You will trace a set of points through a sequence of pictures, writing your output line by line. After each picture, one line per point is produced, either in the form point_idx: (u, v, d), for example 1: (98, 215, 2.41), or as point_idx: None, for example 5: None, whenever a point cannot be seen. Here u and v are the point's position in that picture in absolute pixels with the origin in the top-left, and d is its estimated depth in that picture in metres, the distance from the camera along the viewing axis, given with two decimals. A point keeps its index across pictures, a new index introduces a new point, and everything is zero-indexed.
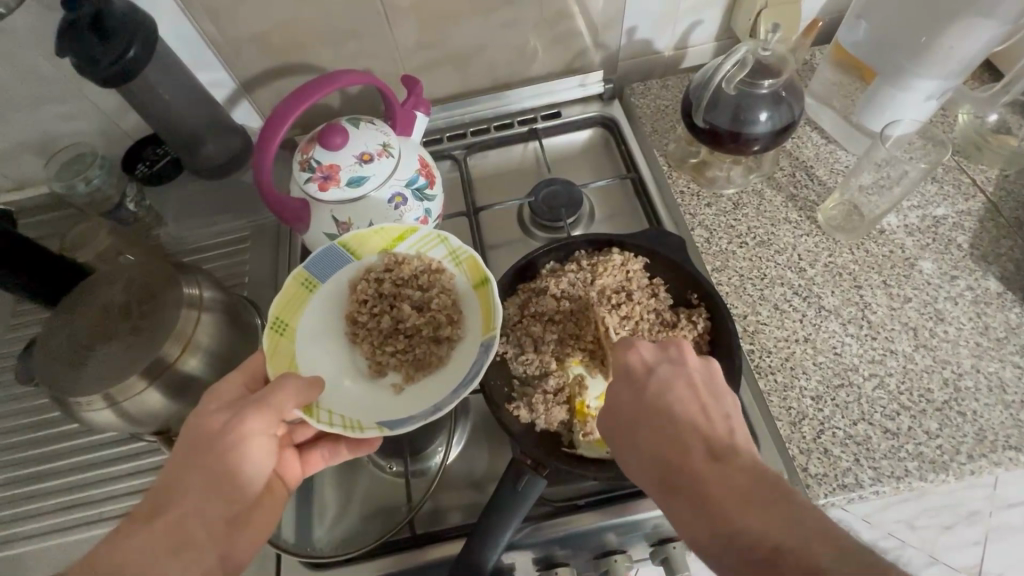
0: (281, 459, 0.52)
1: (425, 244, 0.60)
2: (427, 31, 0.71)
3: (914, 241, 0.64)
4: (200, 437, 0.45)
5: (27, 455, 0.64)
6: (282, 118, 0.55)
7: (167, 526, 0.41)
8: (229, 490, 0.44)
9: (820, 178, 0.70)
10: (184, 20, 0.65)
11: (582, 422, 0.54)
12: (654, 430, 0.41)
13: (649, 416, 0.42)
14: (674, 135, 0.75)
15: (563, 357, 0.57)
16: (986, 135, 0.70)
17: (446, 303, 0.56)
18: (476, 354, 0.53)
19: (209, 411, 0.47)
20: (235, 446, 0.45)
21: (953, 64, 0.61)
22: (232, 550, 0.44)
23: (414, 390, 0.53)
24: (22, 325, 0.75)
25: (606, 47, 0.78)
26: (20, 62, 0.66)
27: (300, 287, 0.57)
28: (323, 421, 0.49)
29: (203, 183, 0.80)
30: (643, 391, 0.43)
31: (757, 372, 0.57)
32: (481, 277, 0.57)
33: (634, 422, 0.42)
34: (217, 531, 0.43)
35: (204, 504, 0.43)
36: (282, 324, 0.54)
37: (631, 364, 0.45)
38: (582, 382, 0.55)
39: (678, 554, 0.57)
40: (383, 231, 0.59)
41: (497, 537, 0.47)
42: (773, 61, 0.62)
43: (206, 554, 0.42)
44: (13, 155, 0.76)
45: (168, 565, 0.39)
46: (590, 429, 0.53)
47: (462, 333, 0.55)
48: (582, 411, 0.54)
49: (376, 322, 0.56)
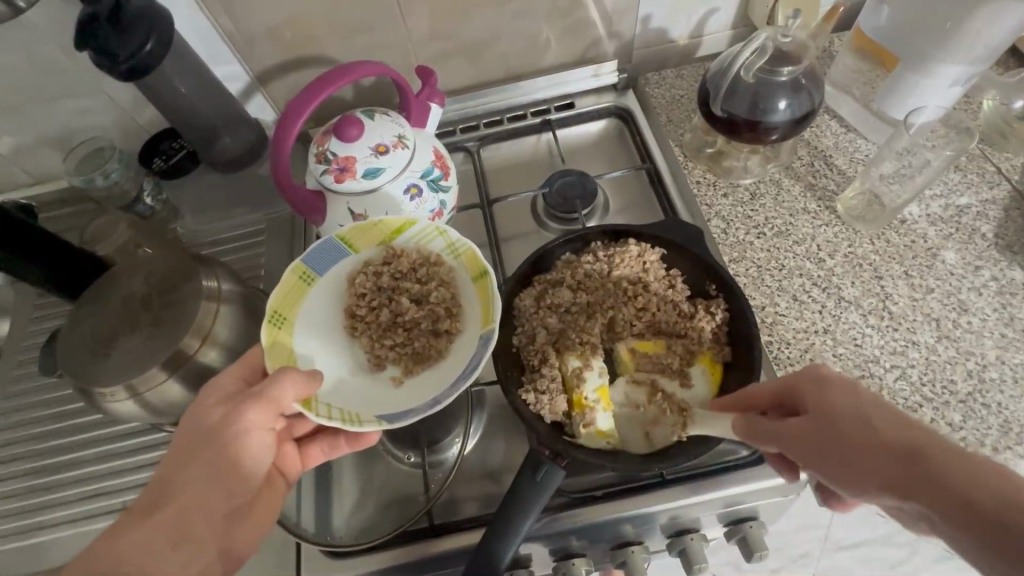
0: (281, 452, 0.54)
1: (424, 236, 0.59)
2: (439, 22, 0.71)
3: (937, 231, 0.63)
4: (201, 432, 0.46)
5: (51, 445, 0.65)
6: (298, 111, 0.55)
7: (172, 516, 0.43)
8: (231, 484, 0.46)
9: (839, 168, 0.69)
10: (198, 13, 0.65)
11: (580, 413, 0.53)
12: (880, 435, 0.35)
13: (874, 420, 0.36)
14: (689, 126, 0.74)
15: (552, 345, 0.57)
16: (1011, 122, 0.68)
17: (445, 296, 0.56)
18: (475, 347, 0.52)
19: (207, 406, 0.48)
20: (236, 440, 0.46)
21: (978, 49, 0.59)
22: (229, 543, 0.47)
23: (414, 383, 0.53)
24: (44, 318, 0.76)
25: (620, 36, 0.78)
26: (39, 58, 0.66)
27: (298, 280, 0.56)
28: (321, 415, 0.49)
29: (219, 177, 0.81)
30: (856, 393, 0.38)
31: (776, 363, 0.57)
32: (480, 269, 0.56)
33: (850, 427, 0.36)
34: (217, 524, 0.46)
35: (204, 498, 0.45)
36: (280, 316, 0.54)
37: (830, 372, 0.40)
38: (581, 374, 0.54)
39: (696, 545, 0.57)
40: (382, 224, 0.58)
41: (517, 529, 0.47)
42: (794, 49, 0.61)
43: (207, 547, 0.45)
44: (33, 150, 0.77)
45: (169, 557, 0.41)
46: (590, 419, 0.52)
47: (461, 327, 0.55)
48: (580, 403, 0.53)
49: (375, 314, 0.57)
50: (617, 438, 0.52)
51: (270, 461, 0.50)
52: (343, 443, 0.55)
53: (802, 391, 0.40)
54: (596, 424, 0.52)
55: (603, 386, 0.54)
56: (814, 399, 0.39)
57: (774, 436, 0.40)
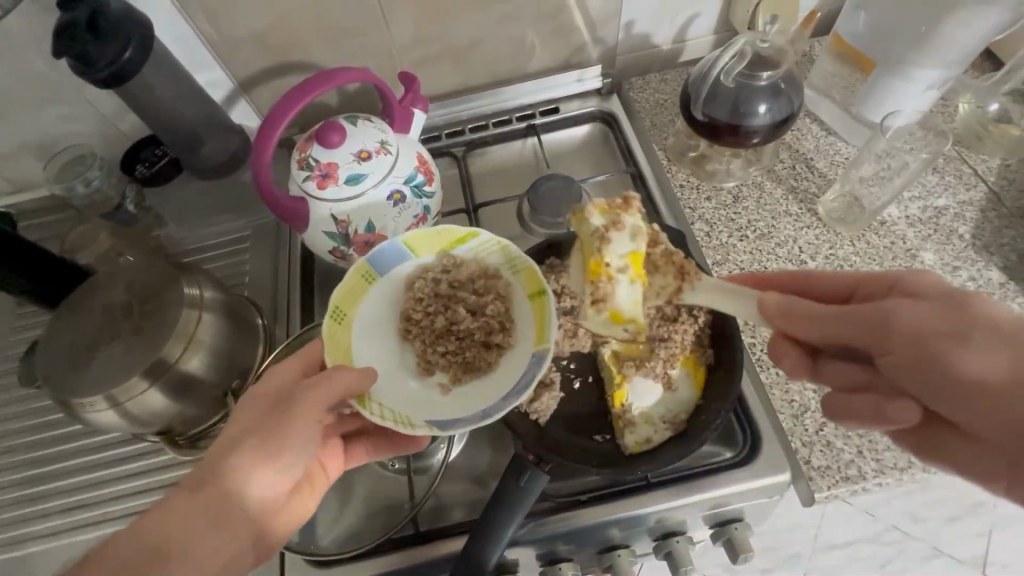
0: (327, 448, 0.54)
1: (485, 249, 0.58)
2: (423, 27, 0.71)
3: (916, 232, 0.64)
4: (254, 417, 0.46)
5: (32, 456, 0.64)
6: (279, 117, 0.55)
7: (212, 500, 0.43)
8: (275, 473, 0.45)
9: (820, 170, 0.70)
10: (180, 19, 0.65)
11: (596, 282, 0.49)
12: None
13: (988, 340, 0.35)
14: (674, 129, 0.75)
15: (580, 213, 0.52)
16: (987, 124, 0.69)
17: (501, 310, 0.55)
18: (527, 364, 0.52)
19: (267, 390, 0.49)
20: (285, 427, 0.45)
21: (951, 54, 0.61)
22: (265, 532, 0.46)
23: (462, 391, 0.53)
24: (25, 327, 0.75)
25: (604, 41, 0.78)
26: (18, 64, 0.66)
27: (360, 279, 0.56)
28: (375, 414, 0.49)
29: (204, 183, 0.80)
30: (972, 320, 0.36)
31: (759, 366, 0.58)
32: (539, 288, 0.55)
33: (991, 321, 0.35)
34: (255, 511, 0.45)
35: (247, 485, 0.44)
36: (340, 313, 0.54)
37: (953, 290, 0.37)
38: (603, 240, 0.49)
39: (682, 549, 0.57)
40: (446, 233, 0.58)
41: (501, 533, 0.47)
42: (772, 53, 0.62)
43: (242, 532, 0.44)
44: (13, 158, 0.76)
45: (209, 537, 0.42)
46: (601, 294, 0.49)
47: (514, 341, 0.55)
48: (597, 270, 0.49)
49: (430, 321, 0.56)
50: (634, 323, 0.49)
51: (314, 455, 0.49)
52: (388, 446, 0.56)
53: (906, 283, 0.40)
54: (611, 304, 0.49)
55: (631, 257, 0.49)
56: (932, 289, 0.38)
57: (868, 322, 0.38)
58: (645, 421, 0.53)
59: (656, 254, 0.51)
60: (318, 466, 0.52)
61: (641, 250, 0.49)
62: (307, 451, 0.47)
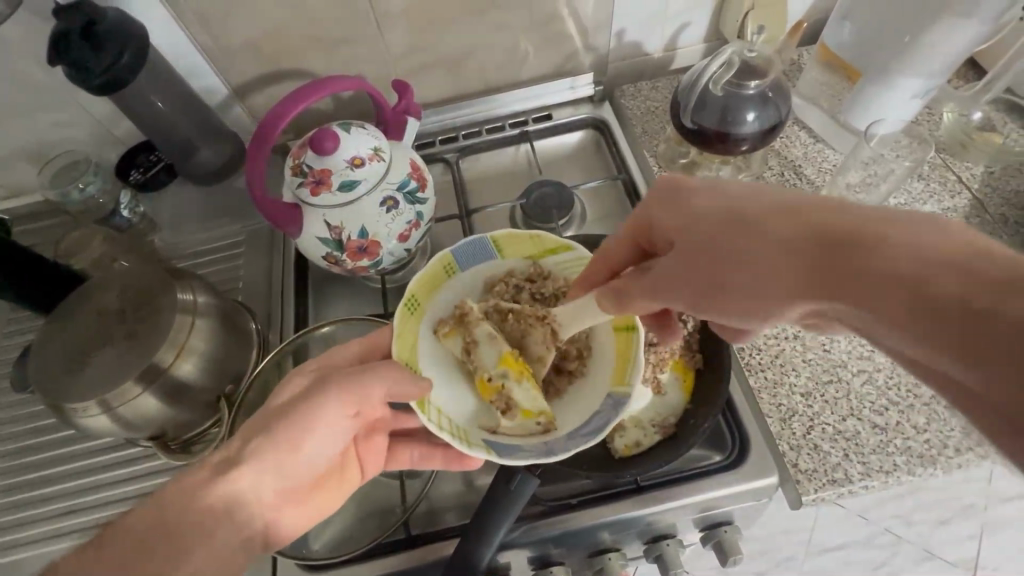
0: (371, 442, 0.55)
1: (575, 267, 0.56)
2: (417, 36, 0.72)
3: None
4: (274, 409, 0.47)
5: (24, 461, 0.64)
6: (273, 124, 0.56)
7: (226, 489, 0.44)
8: (291, 464, 0.47)
9: (808, 177, 0.71)
10: (176, 28, 0.66)
11: (495, 399, 0.50)
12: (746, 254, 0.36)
13: (722, 277, 0.38)
14: (664, 136, 0.76)
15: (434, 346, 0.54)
16: (971, 133, 0.70)
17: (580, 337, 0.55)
18: (602, 404, 0.49)
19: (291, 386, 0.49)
20: (304, 419, 0.47)
21: (935, 64, 0.62)
22: (279, 521, 0.47)
23: None
24: (17, 332, 0.75)
25: (596, 49, 0.79)
26: (14, 71, 0.66)
27: (441, 270, 0.56)
28: (432, 420, 0.48)
29: (198, 189, 0.81)
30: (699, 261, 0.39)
31: (747, 369, 0.59)
32: (627, 322, 0.53)
33: (715, 248, 0.38)
34: (270, 500, 0.46)
35: (262, 477, 0.45)
36: (414, 302, 0.54)
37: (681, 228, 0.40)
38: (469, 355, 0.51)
39: (672, 552, 0.58)
40: (538, 240, 0.57)
41: (492, 535, 0.48)
42: (760, 63, 0.63)
43: (255, 520, 0.45)
44: (8, 164, 0.77)
45: (223, 526, 0.43)
46: (502, 403, 0.49)
47: (587, 370, 0.54)
48: (487, 388, 0.50)
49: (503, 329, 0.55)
50: (544, 411, 0.49)
51: (335, 449, 0.50)
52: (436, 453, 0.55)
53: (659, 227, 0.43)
54: (517, 406, 0.49)
55: (501, 361, 0.50)
56: (673, 228, 0.41)
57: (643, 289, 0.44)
58: (634, 424, 0.54)
59: (513, 327, 0.53)
60: (352, 459, 0.53)
61: (505, 348, 0.51)
62: (326, 442, 0.49)
